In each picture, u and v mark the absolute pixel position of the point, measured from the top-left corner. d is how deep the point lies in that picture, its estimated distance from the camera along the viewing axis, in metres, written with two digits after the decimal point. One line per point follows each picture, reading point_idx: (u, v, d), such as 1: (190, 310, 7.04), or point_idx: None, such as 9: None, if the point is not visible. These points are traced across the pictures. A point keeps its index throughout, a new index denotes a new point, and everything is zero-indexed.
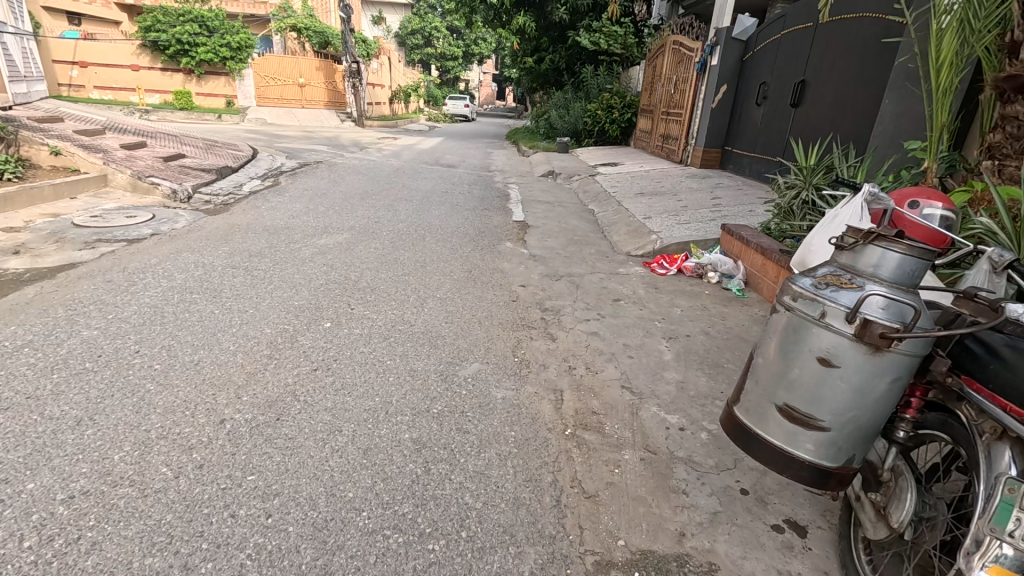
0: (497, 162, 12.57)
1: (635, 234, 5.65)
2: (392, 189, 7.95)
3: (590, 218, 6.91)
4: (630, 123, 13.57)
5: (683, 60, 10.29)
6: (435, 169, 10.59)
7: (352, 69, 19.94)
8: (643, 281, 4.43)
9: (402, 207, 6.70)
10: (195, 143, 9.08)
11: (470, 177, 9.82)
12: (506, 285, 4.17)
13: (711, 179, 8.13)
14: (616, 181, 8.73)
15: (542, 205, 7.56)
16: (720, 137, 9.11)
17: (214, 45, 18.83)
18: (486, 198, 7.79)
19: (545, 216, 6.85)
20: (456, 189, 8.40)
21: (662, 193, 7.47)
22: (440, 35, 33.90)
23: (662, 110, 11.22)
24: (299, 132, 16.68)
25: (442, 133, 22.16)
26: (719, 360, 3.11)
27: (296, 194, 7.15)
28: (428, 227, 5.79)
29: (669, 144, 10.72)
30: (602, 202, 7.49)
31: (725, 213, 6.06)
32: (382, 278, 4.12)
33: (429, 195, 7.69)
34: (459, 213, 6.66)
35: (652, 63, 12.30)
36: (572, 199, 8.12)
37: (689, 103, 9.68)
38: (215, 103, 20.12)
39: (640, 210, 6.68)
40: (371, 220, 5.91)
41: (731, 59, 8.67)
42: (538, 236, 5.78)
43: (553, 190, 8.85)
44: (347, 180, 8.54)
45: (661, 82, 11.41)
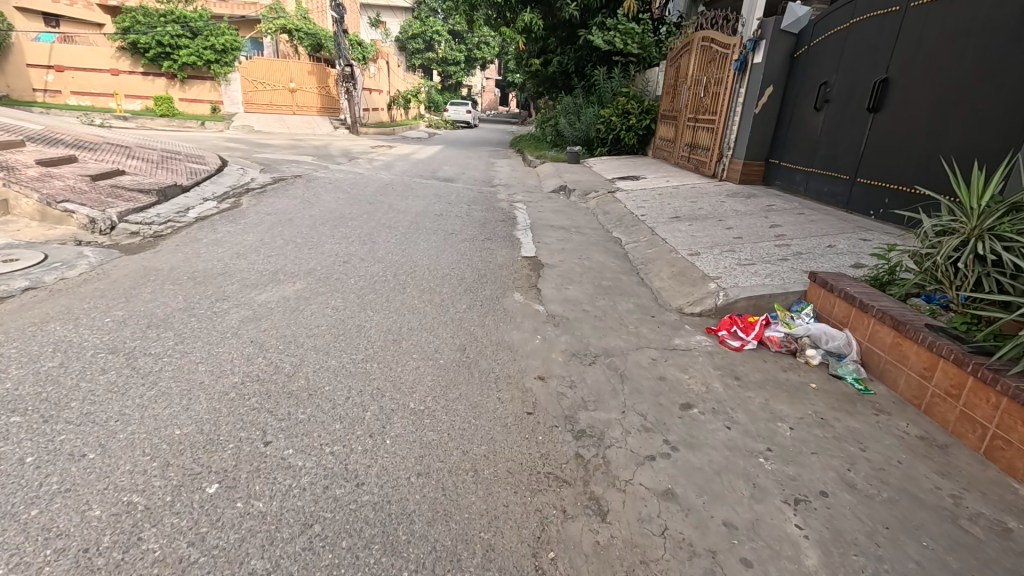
0: (501, 174, 11.23)
1: (684, 280, 4.29)
2: (377, 212, 6.61)
3: (617, 249, 5.56)
4: (649, 131, 12.20)
5: (715, 59, 8.94)
6: (430, 184, 9.26)
7: (346, 73, 18.73)
8: (715, 366, 3.06)
9: (382, 239, 5.35)
10: (149, 156, 7.76)
11: (470, 194, 8.50)
12: (516, 376, 2.81)
13: (758, 198, 6.78)
14: (642, 201, 7.39)
15: (555, 231, 6.20)
16: (764, 148, 7.75)
17: (198, 47, 17.54)
18: (489, 222, 6.44)
19: (561, 247, 5.51)
20: (453, 210, 7.07)
21: (703, 218, 6.11)
22: (442, 39, 32.69)
23: (689, 116, 9.86)
24: (287, 141, 15.44)
25: (442, 140, 20.97)
26: (905, 564, 1.73)
27: (254, 220, 5.81)
28: (414, 270, 4.44)
29: (699, 154, 9.37)
30: (629, 229, 6.12)
31: (797, 249, 4.70)
32: (331, 369, 2.76)
33: (420, 219, 6.33)
34: (455, 245, 5.31)
35: (675, 63, 10.93)
36: (592, 222, 6.78)
37: (724, 108, 8.32)
38: (200, 109, 18.89)
39: (681, 240, 5.32)
40: (340, 260, 4.57)
41: (779, 55, 7.32)
42: (556, 280, 4.43)
43: (568, 211, 7.48)
44: (325, 200, 7.21)
45: (685, 84, 10.10)
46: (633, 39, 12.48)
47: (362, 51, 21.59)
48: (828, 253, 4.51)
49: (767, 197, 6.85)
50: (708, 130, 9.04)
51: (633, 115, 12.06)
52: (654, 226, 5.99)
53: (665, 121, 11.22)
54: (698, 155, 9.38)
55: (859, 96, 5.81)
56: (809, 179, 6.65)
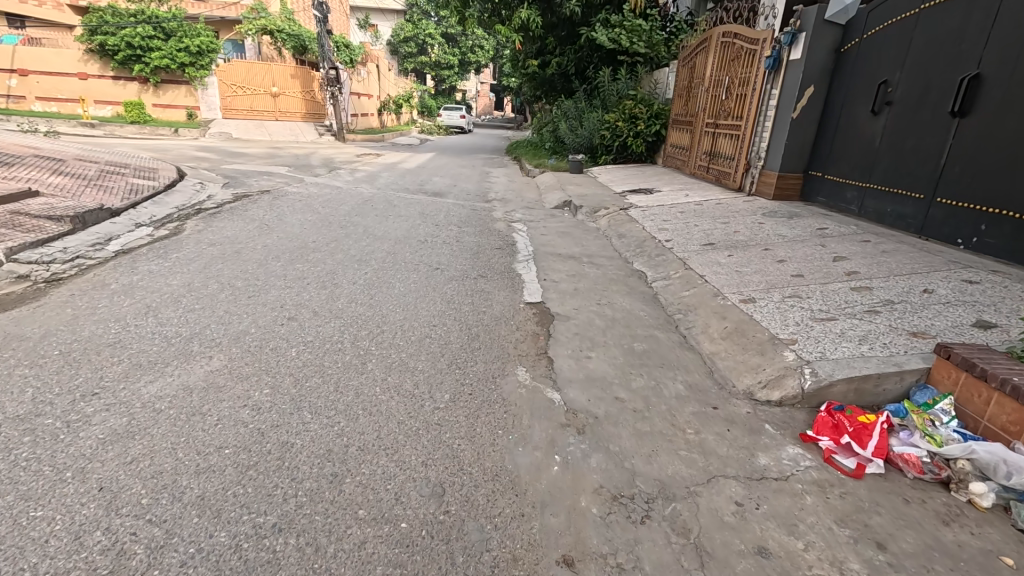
0: (497, 186, 10.14)
1: (746, 345, 3.18)
2: (349, 239, 5.49)
3: (643, 287, 4.47)
4: (659, 137, 11.12)
5: (738, 57, 7.90)
6: (417, 200, 8.13)
7: (331, 76, 17.64)
8: (838, 518, 1.94)
9: (347, 278, 4.25)
10: (84, 172, 6.63)
11: (461, 212, 7.41)
12: (525, 560, 1.70)
13: (803, 220, 5.69)
14: (662, 222, 6.29)
15: (564, 263, 5.09)
16: (803, 158, 6.69)
17: (170, 49, 16.41)
18: (483, 251, 5.33)
19: (573, 287, 4.38)
20: (441, 234, 5.95)
21: (743, 245, 5.04)
22: (435, 42, 31.66)
23: (707, 121, 8.81)
24: (265, 149, 14.31)
25: (436, 147, 19.93)
26: None
27: (190, 253, 4.68)
28: (381, 332, 3.31)
29: (721, 164, 8.31)
30: (654, 262, 5.01)
31: (884, 295, 3.62)
32: (215, 555, 1.65)
33: (400, 249, 5.21)
34: (440, 287, 4.18)
35: (688, 63, 9.89)
36: (606, 250, 5.67)
37: (754, 112, 7.29)
38: (175, 115, 17.73)
39: (726, 280, 4.22)
40: (284, 317, 3.44)
41: (822, 50, 6.25)
42: (572, 343, 3.31)
43: (576, 234, 6.38)
44: (288, 223, 6.08)
45: (702, 85, 9.06)
46: (641, 38, 11.48)
47: (349, 53, 20.20)
48: (931, 303, 3.41)
49: (813, 218, 5.76)
50: (732, 136, 7.99)
51: (641, 119, 11.03)
52: (684, 258, 4.89)
53: (677, 126, 10.19)
54: (721, 165, 8.33)
55: (936, 97, 4.75)
56: (866, 196, 5.58)
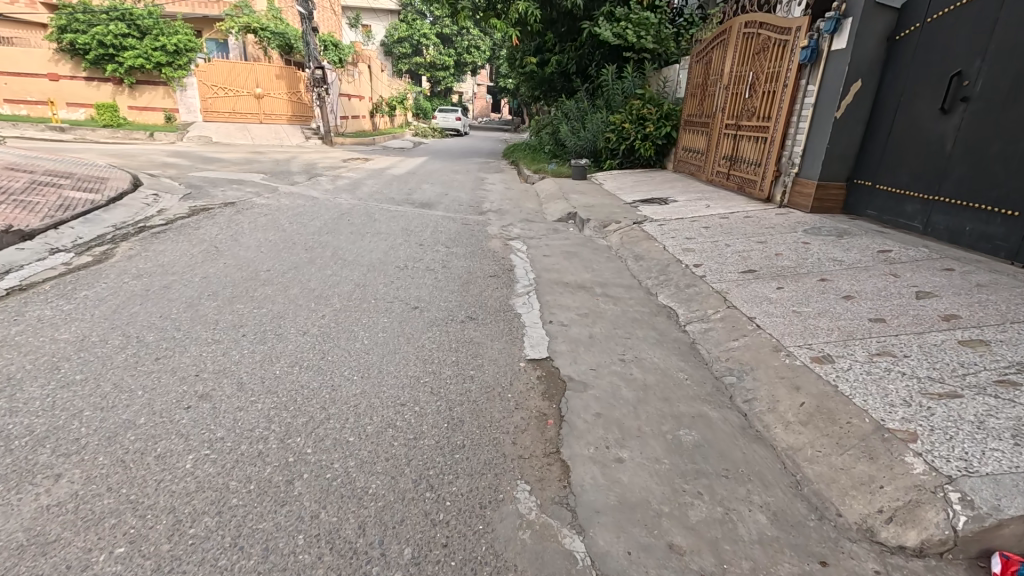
0: (492, 194, 9.19)
1: (841, 437, 2.24)
2: (311, 266, 4.54)
3: (675, 332, 3.54)
4: (669, 139, 10.21)
5: (764, 50, 6.98)
6: (401, 213, 7.18)
7: (316, 76, 16.69)
8: None
9: (296, 327, 3.29)
10: (8, 185, 5.67)
11: (451, 227, 6.48)
12: None
13: (857, 240, 4.77)
14: (685, 242, 5.37)
15: (573, 296, 4.15)
16: (846, 164, 5.76)
17: (145, 48, 15.43)
18: (473, 282, 4.38)
19: (588, 334, 3.44)
20: (423, 258, 5.00)
21: (792, 275, 4.11)
22: (430, 42, 30.78)
23: (726, 123, 7.90)
24: (243, 154, 13.37)
25: (429, 150, 19.02)
26: None
27: (104, 290, 3.73)
28: (325, 420, 2.36)
29: (744, 170, 7.40)
30: (684, 296, 4.07)
31: (1012, 356, 2.68)
32: None
33: (371, 280, 4.27)
34: (415, 338, 3.23)
35: (702, 60, 8.97)
36: (622, 277, 4.73)
37: (786, 111, 6.37)
38: (152, 118, 16.74)
39: (785, 326, 3.28)
40: (193, 393, 2.50)
41: (871, 38, 5.33)
42: (594, 432, 2.37)
43: (584, 256, 5.43)
44: (242, 245, 5.12)
45: (720, 82, 8.15)
46: (649, 32, 10.55)
47: (337, 53, 19.18)
48: None
49: (868, 237, 4.84)
50: (757, 140, 7.08)
51: (650, 120, 10.12)
52: (722, 292, 3.96)
53: (691, 127, 9.29)
54: (744, 171, 7.42)
55: None
56: (933, 212, 4.67)
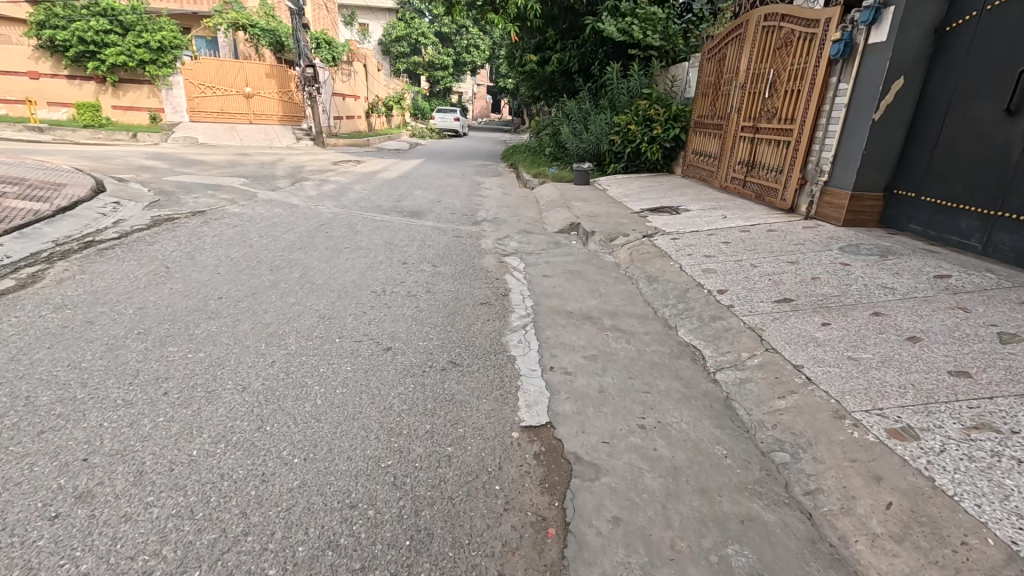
0: (488, 201, 8.56)
1: (959, 571, 1.60)
2: (272, 292, 3.90)
3: (704, 383, 2.89)
4: (678, 142, 9.57)
5: (787, 44, 6.33)
6: (386, 223, 6.53)
7: (307, 75, 16.00)
8: None
9: (235, 380, 2.65)
10: None
11: (440, 240, 5.84)
12: None
13: (905, 261, 4.13)
14: (704, 260, 4.73)
15: (578, 331, 3.51)
16: (884, 173, 5.12)
17: (127, 45, 14.83)
18: (460, 311, 3.74)
19: (597, 386, 2.79)
20: (405, 280, 4.35)
21: (837, 307, 3.47)
22: (428, 42, 30.19)
23: (742, 124, 7.27)
24: (228, 157, 12.74)
25: (426, 152, 18.39)
26: None
27: (10, 326, 3.08)
28: (241, 536, 1.72)
29: (762, 176, 6.77)
30: (709, 331, 3.43)
31: None
32: None
33: (340, 310, 3.63)
34: (381, 395, 2.58)
35: (715, 56, 8.33)
36: (634, 303, 4.09)
37: (813, 112, 5.74)
38: (137, 118, 16.14)
39: (843, 380, 2.63)
40: (69, 492, 1.85)
41: (917, 30, 4.69)
42: (610, 554, 1.73)
43: (589, 276, 4.79)
44: (199, 263, 4.49)
45: (735, 80, 7.50)
46: (655, 28, 9.91)
47: (330, 51, 18.41)
48: None
49: (917, 258, 4.19)
50: (778, 143, 6.44)
51: (657, 122, 9.49)
52: (757, 327, 3.31)
53: (702, 129, 8.66)
54: (762, 177, 6.79)
55: None
56: (994, 228, 4.09)
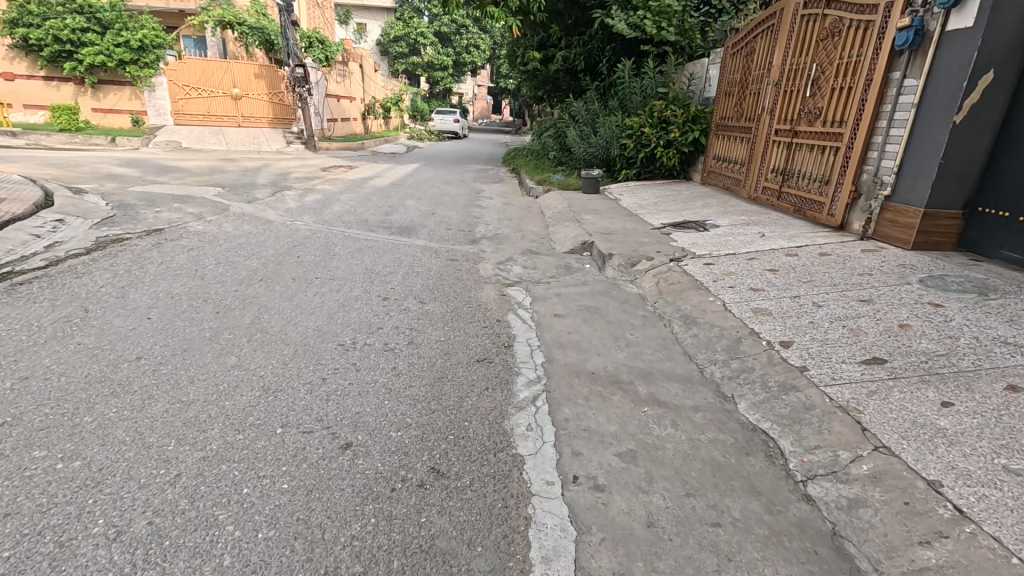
0: (488, 213, 7.70)
1: None
2: (209, 348, 3.04)
3: (796, 502, 2.02)
4: (697, 147, 8.71)
5: (835, 34, 5.48)
6: (370, 242, 5.67)
7: (297, 75, 15.16)
8: None
9: (110, 515, 1.79)
10: None
11: (431, 265, 4.97)
12: None
13: (1015, 303, 3.27)
14: (751, 296, 3.86)
15: (606, 407, 2.64)
16: (965, 186, 4.27)
17: (106, 44, 14.01)
18: (449, 376, 2.87)
19: (642, 514, 1.93)
20: (382, 325, 3.49)
21: (953, 376, 2.60)
22: (427, 42, 29.38)
23: (776, 128, 6.41)
24: (210, 162, 11.92)
25: (424, 156, 17.56)
26: None
27: None
28: None
29: (802, 187, 5.91)
30: (782, 409, 2.56)
31: None
32: None
33: (291, 378, 2.76)
34: (324, 547, 1.71)
35: (742, 51, 7.47)
36: (671, 359, 3.22)
37: (870, 114, 4.88)
38: (119, 122, 15.34)
39: (1014, 516, 1.76)
40: None
41: (1013, 12, 3.85)
42: None
43: (610, 314, 3.92)
44: (128, 303, 3.63)
45: (768, 78, 6.65)
46: (672, 21, 8.97)
47: (323, 50, 17.52)
48: None
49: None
50: (822, 150, 5.58)
51: (675, 124, 8.62)
52: (850, 408, 2.44)
53: (727, 132, 7.82)
54: (801, 189, 5.93)
55: None
56: None
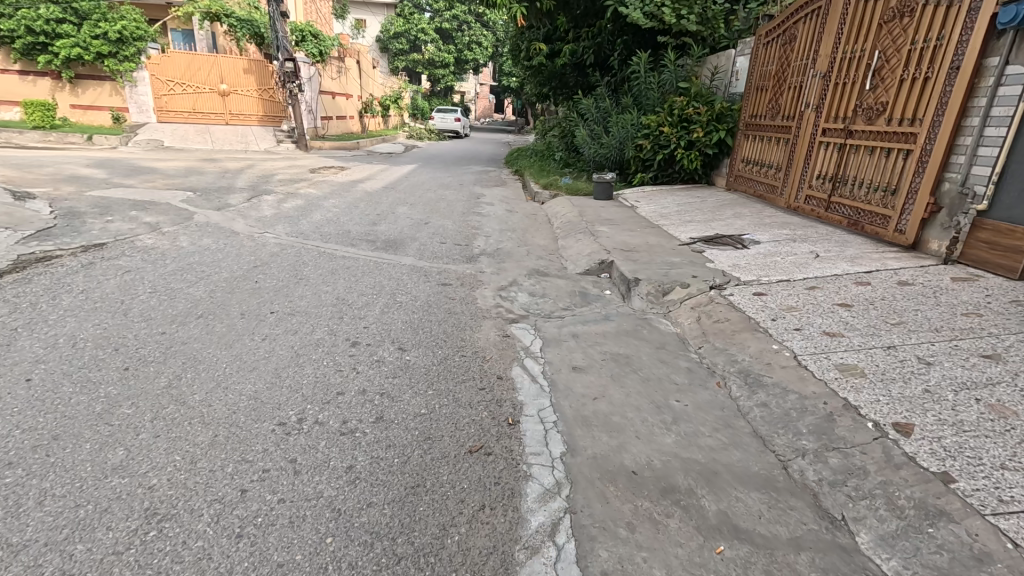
0: (488, 223, 6.83)
1: None
2: (93, 433, 2.17)
3: None
4: (721, 148, 7.82)
5: (904, 14, 4.59)
6: (348, 261, 4.80)
7: (287, 70, 14.27)
8: None
9: None
10: None
11: (417, 292, 4.09)
12: None
13: None
14: (829, 345, 2.97)
15: (660, 544, 1.75)
16: None
17: (83, 37, 13.11)
18: (427, 486, 1.98)
19: None
20: (344, 389, 2.61)
21: None
22: (428, 38, 28.53)
23: (823, 127, 5.52)
24: (188, 162, 11.05)
25: (422, 156, 16.66)
26: None
27: None
28: None
29: (858, 197, 5.02)
30: (936, 556, 1.67)
31: None
32: None
33: (194, 491, 1.88)
34: None
35: (779, 39, 6.59)
36: (738, 445, 2.33)
37: (958, 110, 3.99)
38: (98, 119, 14.49)
39: None
40: None
41: None
42: None
43: (644, 366, 3.03)
44: (11, 354, 2.76)
45: (813, 68, 5.77)
46: (692, 9, 8.10)
47: (317, 45, 16.56)
48: None
49: None
50: (886, 153, 4.69)
51: (698, 122, 7.71)
52: None
53: (758, 132, 6.93)
54: (857, 199, 5.04)
55: None
56: None
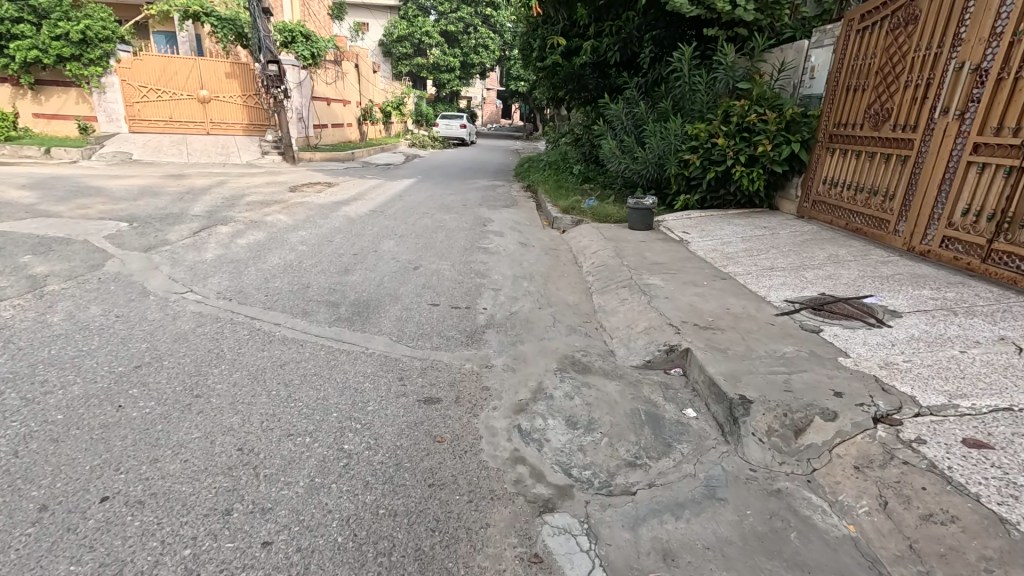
0: (498, 266, 5.21)
1: None
2: None
3: None
4: (792, 164, 6.18)
5: None
6: (287, 350, 3.19)
7: (270, 74, 12.75)
8: None
9: None
10: None
11: (378, 424, 2.46)
12: None
13: None
14: None
15: None
16: None
17: (42, 38, 11.64)
18: None
19: None
20: None
21: None
22: (432, 41, 27.08)
23: (976, 142, 3.88)
24: (149, 179, 9.56)
25: (423, 167, 15.16)
26: None
27: None
28: None
29: None
30: None
31: None
32: None
33: None
34: None
35: (886, 22, 4.96)
36: None
37: None
38: (63, 129, 13.08)
39: None
40: None
41: None
42: None
43: None
44: None
45: (956, 59, 4.12)
46: None
47: (309, 46, 14.92)
48: None
49: None
50: None
51: (764, 131, 6.04)
52: None
53: (852, 144, 5.28)
54: None
55: None
56: None
